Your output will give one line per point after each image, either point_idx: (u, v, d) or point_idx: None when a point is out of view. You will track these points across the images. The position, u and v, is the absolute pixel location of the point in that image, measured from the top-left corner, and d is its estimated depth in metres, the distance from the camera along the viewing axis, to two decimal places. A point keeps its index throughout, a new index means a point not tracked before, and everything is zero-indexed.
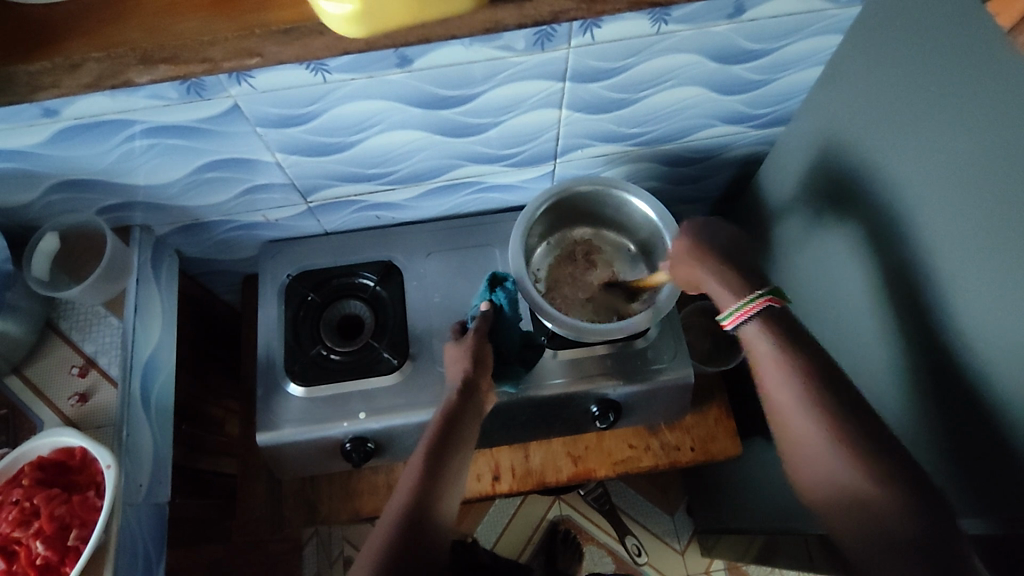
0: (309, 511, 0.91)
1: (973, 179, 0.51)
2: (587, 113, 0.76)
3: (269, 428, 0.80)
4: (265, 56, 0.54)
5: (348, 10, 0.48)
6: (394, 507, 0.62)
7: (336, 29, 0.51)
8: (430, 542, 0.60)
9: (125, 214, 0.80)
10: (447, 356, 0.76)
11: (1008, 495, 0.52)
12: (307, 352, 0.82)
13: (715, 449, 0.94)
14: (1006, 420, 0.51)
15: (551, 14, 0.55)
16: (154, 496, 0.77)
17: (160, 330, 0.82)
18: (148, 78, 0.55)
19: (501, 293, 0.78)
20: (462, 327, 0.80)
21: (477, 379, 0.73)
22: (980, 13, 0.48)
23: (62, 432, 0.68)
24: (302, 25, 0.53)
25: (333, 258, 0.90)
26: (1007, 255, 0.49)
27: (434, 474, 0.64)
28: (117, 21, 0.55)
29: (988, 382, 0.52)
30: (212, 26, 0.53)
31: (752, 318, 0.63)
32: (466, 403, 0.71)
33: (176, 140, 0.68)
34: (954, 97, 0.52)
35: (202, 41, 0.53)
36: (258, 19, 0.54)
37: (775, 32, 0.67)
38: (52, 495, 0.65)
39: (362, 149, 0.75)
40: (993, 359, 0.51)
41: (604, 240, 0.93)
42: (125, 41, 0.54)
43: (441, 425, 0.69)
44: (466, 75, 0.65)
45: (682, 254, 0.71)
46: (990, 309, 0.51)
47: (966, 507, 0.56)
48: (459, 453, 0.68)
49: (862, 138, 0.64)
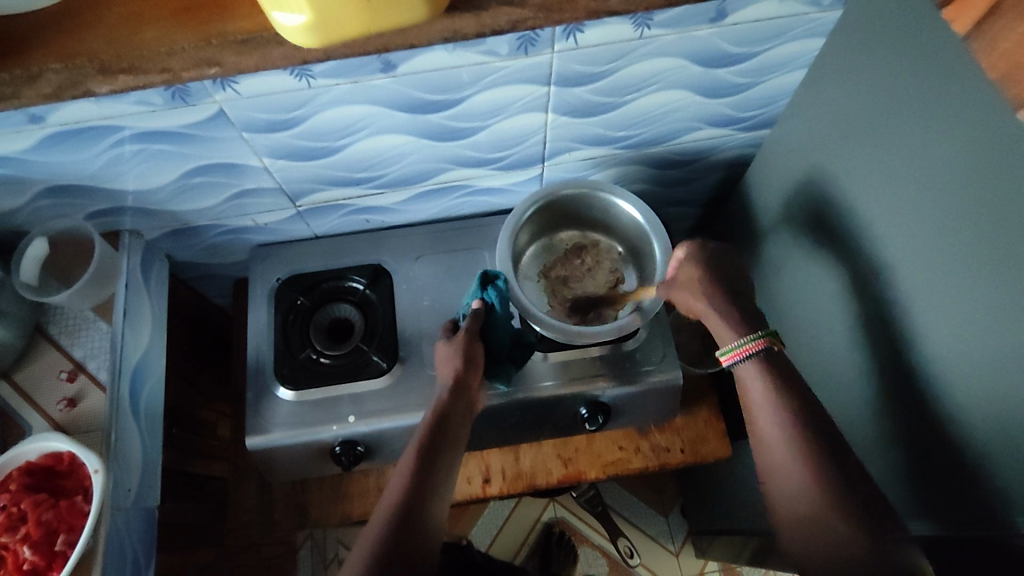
0: (300, 514, 0.91)
1: (943, 182, 0.51)
2: (573, 117, 0.77)
3: (257, 432, 0.80)
4: (224, 66, 0.54)
5: (301, 20, 0.48)
6: (384, 507, 0.62)
7: (293, 41, 0.51)
8: (420, 544, 0.60)
9: (115, 219, 0.80)
10: (438, 355, 0.76)
11: (988, 498, 0.52)
12: (295, 356, 0.83)
13: (705, 450, 0.94)
14: (983, 425, 0.51)
15: (513, 22, 0.54)
16: (143, 500, 0.77)
17: (149, 336, 0.82)
18: (110, 88, 0.54)
19: (493, 291, 0.77)
20: (455, 325, 0.81)
21: (466, 379, 0.73)
22: (944, 18, 0.48)
23: (50, 437, 0.68)
24: (258, 36, 0.52)
25: (322, 262, 0.90)
26: (978, 259, 0.49)
27: (425, 475, 0.64)
28: (85, 31, 0.55)
29: (967, 387, 0.52)
30: (172, 36, 0.53)
31: (747, 360, 0.65)
32: (456, 402, 0.71)
33: (163, 146, 0.68)
34: (923, 101, 0.52)
35: (163, 52, 0.53)
36: (219, 28, 0.53)
37: (757, 36, 0.68)
38: (39, 501, 0.65)
39: (348, 154, 0.75)
40: (974, 364, 0.51)
41: (597, 241, 0.93)
42: (91, 51, 0.54)
43: (432, 424, 0.69)
44: (452, 80, 0.66)
45: (691, 283, 0.73)
46: (966, 311, 0.51)
47: (948, 507, 0.56)
48: (450, 451, 0.68)
49: (840, 141, 0.64)
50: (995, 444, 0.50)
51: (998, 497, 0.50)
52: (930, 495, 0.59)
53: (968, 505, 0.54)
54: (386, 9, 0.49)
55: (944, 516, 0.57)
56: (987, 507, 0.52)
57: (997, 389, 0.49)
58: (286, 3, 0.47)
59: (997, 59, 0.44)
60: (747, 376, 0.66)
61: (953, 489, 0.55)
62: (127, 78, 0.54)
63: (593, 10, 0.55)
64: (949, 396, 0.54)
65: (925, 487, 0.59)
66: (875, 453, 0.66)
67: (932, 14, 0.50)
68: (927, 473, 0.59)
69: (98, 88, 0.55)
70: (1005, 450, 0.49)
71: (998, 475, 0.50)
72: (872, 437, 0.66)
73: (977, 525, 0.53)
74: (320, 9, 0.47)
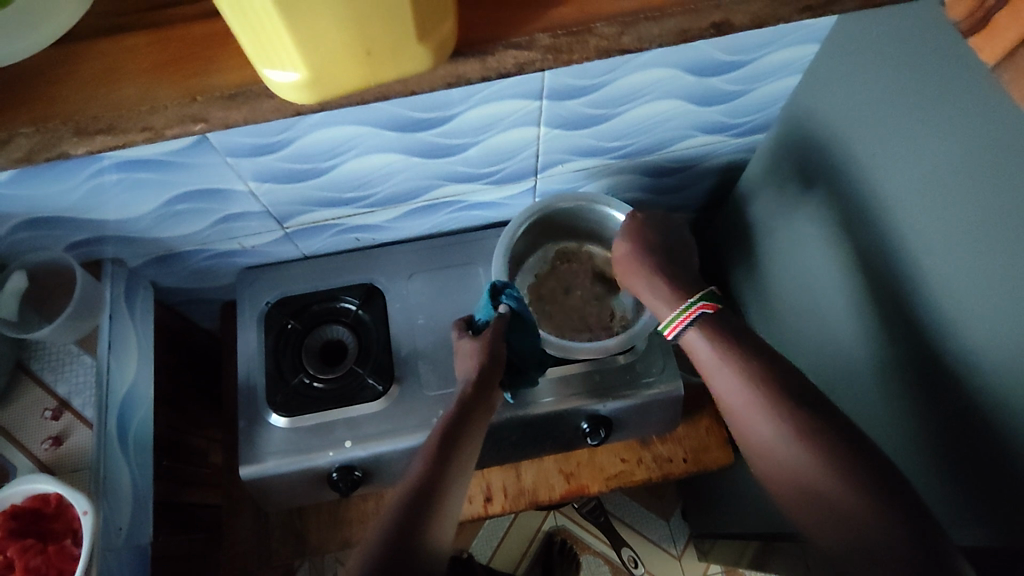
0: (298, 542, 0.90)
1: (967, 193, 0.50)
2: (565, 129, 0.75)
3: (252, 461, 0.78)
4: (211, 121, 0.50)
5: (295, 77, 0.42)
6: (397, 493, 0.57)
7: (286, 97, 0.44)
8: (424, 538, 0.53)
9: (96, 248, 0.78)
10: (461, 349, 0.74)
11: (995, 511, 0.52)
12: (289, 382, 0.80)
13: (708, 459, 0.93)
14: (996, 450, 0.51)
15: (519, 65, 0.50)
16: (136, 537, 0.75)
17: (137, 366, 0.80)
18: (85, 148, 0.51)
19: (510, 295, 0.75)
20: (467, 325, 0.77)
21: (488, 377, 0.69)
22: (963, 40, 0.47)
23: (37, 478, 0.65)
24: (247, 89, 0.48)
25: (313, 283, 0.88)
26: (1006, 272, 0.48)
27: (438, 468, 0.59)
28: (62, 85, 0.50)
29: (991, 413, 0.51)
30: (153, 93, 0.48)
31: (687, 327, 0.64)
32: (479, 397, 0.67)
33: (146, 175, 0.66)
34: (941, 109, 0.51)
35: (142, 111, 0.48)
36: (207, 84, 0.48)
37: (750, 44, 0.67)
38: (28, 546, 0.63)
39: (338, 174, 0.73)
40: (996, 391, 0.50)
41: (592, 252, 0.92)
42: (64, 108, 0.49)
43: (454, 413, 0.65)
44: (442, 98, 0.64)
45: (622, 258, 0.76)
46: (991, 334, 0.50)
47: (962, 524, 0.56)
48: (470, 446, 0.63)
49: (848, 149, 0.63)
50: (1012, 467, 0.50)
51: (1007, 515, 0.50)
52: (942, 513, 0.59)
53: (975, 520, 0.54)
54: (385, 60, 0.42)
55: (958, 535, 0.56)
56: (1002, 533, 0.51)
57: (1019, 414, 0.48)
58: (278, 60, 0.40)
59: None
60: (692, 343, 0.64)
61: (964, 503, 0.55)
62: (106, 138, 0.50)
63: (602, 51, 0.51)
64: (971, 420, 0.53)
65: (940, 503, 0.58)
66: None
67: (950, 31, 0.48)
68: (937, 484, 0.58)
69: (73, 149, 0.51)
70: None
71: (1014, 495, 0.50)
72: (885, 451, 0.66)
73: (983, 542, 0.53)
74: (315, 67, 0.41)
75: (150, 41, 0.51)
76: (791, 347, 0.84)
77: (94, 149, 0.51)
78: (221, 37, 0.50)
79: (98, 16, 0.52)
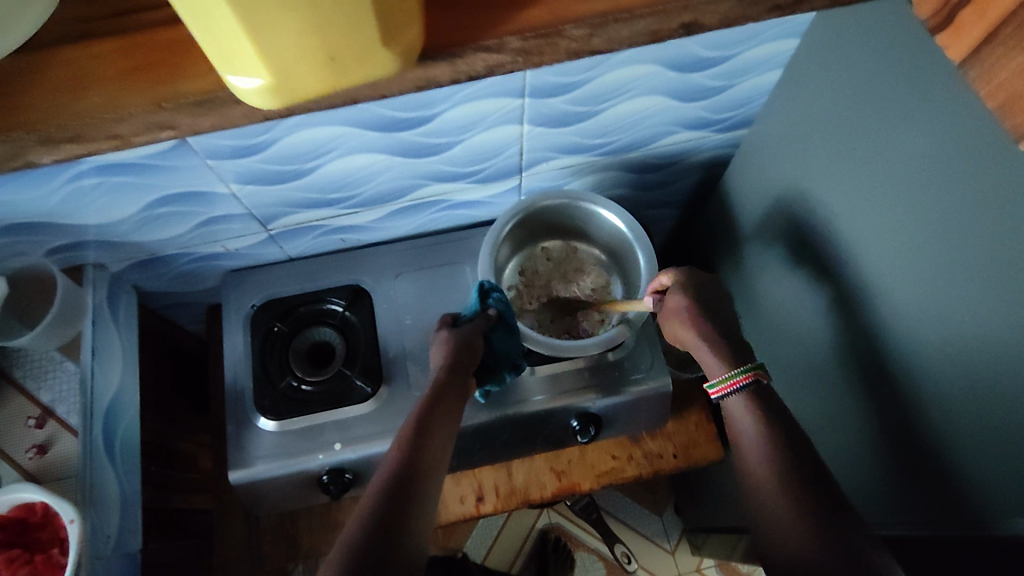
0: (290, 546, 0.91)
1: (932, 187, 0.51)
2: (548, 127, 0.75)
3: (240, 466, 0.77)
4: (179, 128, 0.50)
5: (259, 83, 0.41)
6: (377, 476, 0.57)
7: (250, 102, 0.44)
8: (410, 527, 0.53)
9: (78, 253, 0.77)
10: (435, 339, 0.75)
11: (960, 501, 0.54)
12: (276, 385, 0.80)
13: (697, 454, 0.93)
14: (967, 448, 0.52)
15: (488, 68, 0.50)
16: (125, 545, 0.74)
17: (120, 370, 0.79)
18: (51, 158, 0.50)
19: (495, 297, 0.77)
20: (454, 319, 0.78)
21: (464, 363, 0.71)
22: (932, 40, 0.48)
23: (22, 487, 0.65)
24: (215, 96, 0.47)
25: (299, 285, 0.88)
26: (978, 269, 0.48)
27: (417, 448, 0.60)
28: (28, 91, 0.49)
29: (965, 408, 0.52)
30: (119, 101, 0.48)
31: (737, 393, 0.63)
32: (452, 381, 0.68)
33: (125, 178, 0.65)
34: (909, 102, 0.51)
35: (108, 118, 0.48)
36: (173, 89, 0.48)
37: (730, 40, 0.67)
38: (14, 557, 0.63)
39: (321, 174, 0.73)
40: (975, 386, 0.50)
41: (554, 253, 0.93)
42: (30, 116, 0.49)
43: (429, 397, 0.66)
44: (424, 98, 0.64)
45: (677, 311, 0.72)
46: (964, 330, 0.50)
47: (932, 520, 0.57)
48: (445, 424, 0.64)
49: (823, 146, 0.64)
50: (981, 463, 0.51)
51: (977, 505, 0.52)
52: (914, 509, 0.60)
53: (943, 510, 0.56)
54: (351, 63, 0.41)
55: (926, 525, 0.58)
56: (971, 522, 0.52)
57: (993, 410, 0.49)
58: (242, 65, 0.40)
59: (995, 87, 0.43)
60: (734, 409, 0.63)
61: (935, 496, 0.57)
62: (72, 147, 0.49)
63: (572, 52, 0.51)
64: (948, 415, 0.54)
65: (920, 497, 0.59)
66: (868, 462, 0.66)
67: (923, 33, 0.49)
68: (913, 477, 0.59)
69: (40, 157, 0.50)
70: (1000, 473, 0.49)
71: (982, 490, 0.51)
72: (866, 445, 0.66)
73: (949, 529, 0.55)
74: (280, 73, 0.40)
75: (117, 47, 0.50)
76: (773, 342, 0.84)
77: (61, 158, 0.50)
78: (187, 43, 0.50)
79: (65, 21, 0.52)
